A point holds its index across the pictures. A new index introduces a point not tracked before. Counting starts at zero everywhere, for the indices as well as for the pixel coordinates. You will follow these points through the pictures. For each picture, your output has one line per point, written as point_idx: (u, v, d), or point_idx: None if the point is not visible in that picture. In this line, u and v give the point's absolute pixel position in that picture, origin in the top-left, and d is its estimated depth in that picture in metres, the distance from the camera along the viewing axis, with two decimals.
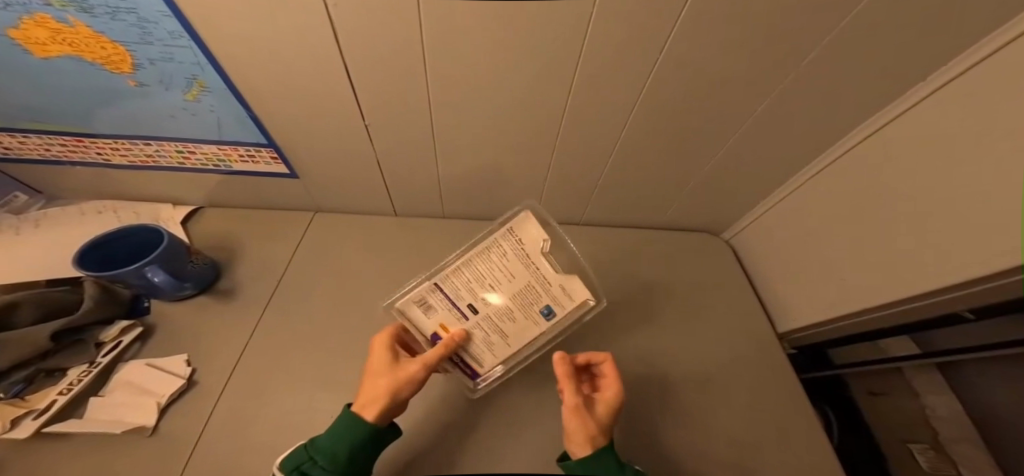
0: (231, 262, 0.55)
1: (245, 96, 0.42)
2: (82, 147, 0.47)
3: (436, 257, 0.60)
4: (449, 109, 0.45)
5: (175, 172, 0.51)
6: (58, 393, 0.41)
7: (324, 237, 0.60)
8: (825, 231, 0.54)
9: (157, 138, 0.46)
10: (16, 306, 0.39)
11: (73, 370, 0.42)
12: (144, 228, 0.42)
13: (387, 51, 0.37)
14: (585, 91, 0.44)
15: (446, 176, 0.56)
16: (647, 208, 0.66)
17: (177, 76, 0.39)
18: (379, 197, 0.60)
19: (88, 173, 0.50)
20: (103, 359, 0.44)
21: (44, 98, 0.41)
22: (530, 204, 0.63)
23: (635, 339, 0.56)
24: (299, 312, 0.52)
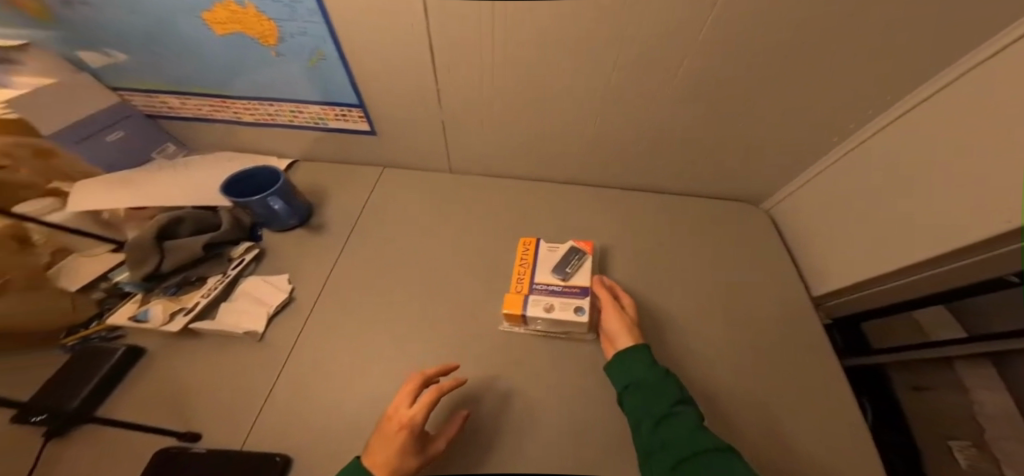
0: (316, 207, 0.66)
1: (350, 64, 0.50)
2: (223, 107, 0.59)
3: (484, 211, 0.67)
4: (499, 75, 0.51)
5: (286, 129, 0.62)
6: (200, 296, 0.53)
7: (389, 190, 0.69)
8: (866, 199, 0.53)
9: (277, 100, 0.57)
10: (179, 222, 0.52)
11: (211, 279, 0.55)
12: (267, 170, 0.53)
13: (450, 21, 0.44)
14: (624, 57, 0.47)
15: (495, 139, 0.63)
16: (684, 174, 0.68)
17: (305, 47, 0.49)
18: (439, 156, 0.68)
19: (223, 129, 0.62)
20: (231, 272, 0.56)
21: (207, 67, 0.53)
22: (572, 167, 0.68)
23: (663, 297, 0.60)
24: (370, 251, 0.62)
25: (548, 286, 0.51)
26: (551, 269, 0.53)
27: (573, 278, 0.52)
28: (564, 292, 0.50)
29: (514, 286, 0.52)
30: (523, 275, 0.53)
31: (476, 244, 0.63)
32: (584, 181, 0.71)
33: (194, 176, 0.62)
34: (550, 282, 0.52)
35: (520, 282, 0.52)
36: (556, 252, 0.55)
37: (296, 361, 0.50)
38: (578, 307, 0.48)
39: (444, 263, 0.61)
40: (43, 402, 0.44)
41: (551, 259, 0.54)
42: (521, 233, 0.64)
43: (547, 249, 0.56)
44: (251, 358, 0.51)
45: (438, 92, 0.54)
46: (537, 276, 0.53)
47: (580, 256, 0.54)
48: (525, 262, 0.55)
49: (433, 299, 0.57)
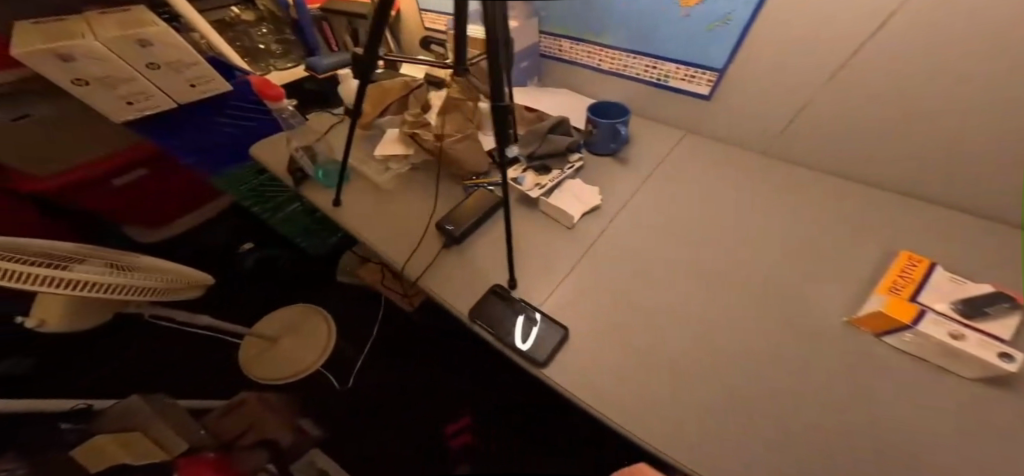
0: (629, 147, 0.73)
1: (748, 32, 0.57)
2: (596, 54, 0.76)
3: (780, 191, 0.62)
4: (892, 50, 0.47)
5: (629, 79, 0.75)
6: (549, 180, 0.64)
7: (696, 153, 0.70)
8: None
9: (641, 53, 0.70)
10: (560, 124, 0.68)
11: (555, 171, 0.65)
12: (615, 105, 0.68)
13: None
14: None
15: (839, 116, 0.57)
16: None
17: (717, 12, 0.57)
18: (759, 121, 0.65)
19: (580, 70, 0.81)
20: (568, 171, 0.66)
21: (611, 19, 0.69)
22: (921, 176, 0.56)
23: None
24: (672, 195, 0.64)
25: (947, 314, 0.40)
26: (955, 301, 0.41)
27: (989, 322, 0.39)
28: (988, 335, 0.38)
29: (888, 294, 0.44)
30: (903, 287, 0.44)
31: (788, 229, 0.58)
32: (933, 196, 0.57)
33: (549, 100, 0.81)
34: (949, 313, 0.40)
35: (897, 291, 0.44)
36: (964, 287, 0.43)
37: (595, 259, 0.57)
38: (1003, 353, 0.37)
39: (746, 230, 0.58)
40: (454, 217, 0.62)
41: (952, 290, 0.43)
42: (848, 237, 0.56)
43: (945, 279, 0.45)
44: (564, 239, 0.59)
45: (854, 58, 0.50)
46: (924, 295, 0.43)
47: (1011, 305, 0.40)
48: (907, 277, 0.46)
49: (735, 261, 0.54)
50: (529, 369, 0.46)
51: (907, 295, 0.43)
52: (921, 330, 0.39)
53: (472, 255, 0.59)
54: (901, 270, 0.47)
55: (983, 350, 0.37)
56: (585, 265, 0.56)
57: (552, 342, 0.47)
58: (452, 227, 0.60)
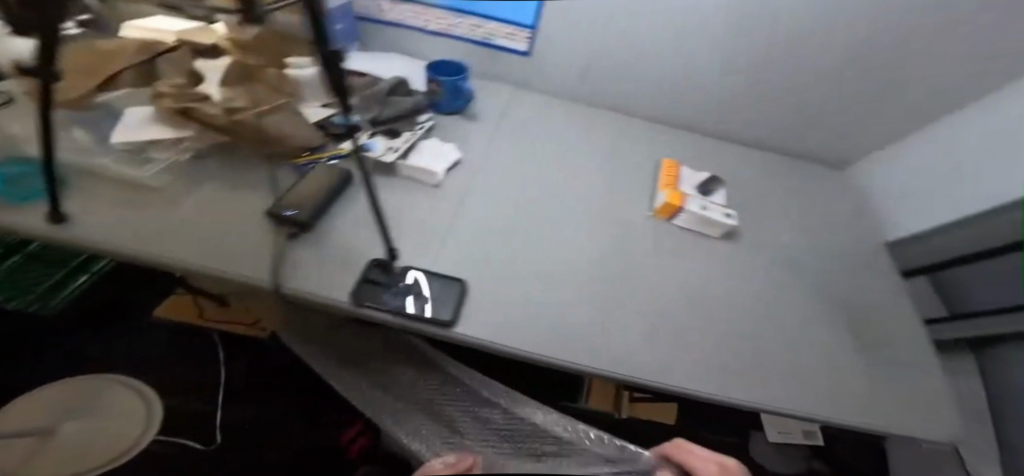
0: (473, 104, 0.74)
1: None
2: (414, 14, 0.70)
3: (595, 134, 0.75)
4: (646, 32, 0.66)
5: (458, 42, 0.73)
6: (402, 143, 0.60)
7: (533, 102, 0.77)
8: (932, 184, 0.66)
9: (460, 14, 0.69)
10: (398, 85, 0.65)
11: (407, 134, 0.62)
12: (453, 65, 0.68)
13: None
14: (730, 39, 0.65)
15: (623, 94, 0.77)
16: (773, 141, 0.80)
17: None
18: (575, 82, 0.77)
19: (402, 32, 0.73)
20: (419, 131, 0.63)
21: None
22: (669, 124, 0.80)
23: (746, 224, 0.64)
24: (518, 152, 0.68)
25: (693, 197, 0.61)
26: (694, 186, 0.64)
27: (711, 196, 0.63)
28: (709, 206, 0.61)
29: (669, 182, 0.63)
30: (673, 183, 0.64)
31: (604, 163, 0.70)
32: (683, 128, 0.80)
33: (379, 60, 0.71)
34: (688, 191, 0.63)
35: (672, 181, 0.64)
36: (693, 177, 0.66)
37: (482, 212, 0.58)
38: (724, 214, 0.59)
39: (602, 165, 0.69)
40: (301, 200, 0.50)
41: (691, 180, 0.65)
42: (653, 153, 0.73)
43: (693, 178, 0.65)
44: (428, 198, 0.58)
45: (611, 32, 0.68)
46: (683, 187, 0.63)
47: (713, 185, 0.64)
48: (672, 177, 0.64)
49: (569, 191, 0.64)
50: (440, 334, 0.42)
51: (675, 188, 0.63)
52: (688, 207, 0.59)
53: (319, 235, 0.51)
54: (668, 171, 0.66)
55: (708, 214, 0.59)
56: (475, 218, 0.58)
57: (454, 294, 0.46)
58: (291, 211, 0.49)
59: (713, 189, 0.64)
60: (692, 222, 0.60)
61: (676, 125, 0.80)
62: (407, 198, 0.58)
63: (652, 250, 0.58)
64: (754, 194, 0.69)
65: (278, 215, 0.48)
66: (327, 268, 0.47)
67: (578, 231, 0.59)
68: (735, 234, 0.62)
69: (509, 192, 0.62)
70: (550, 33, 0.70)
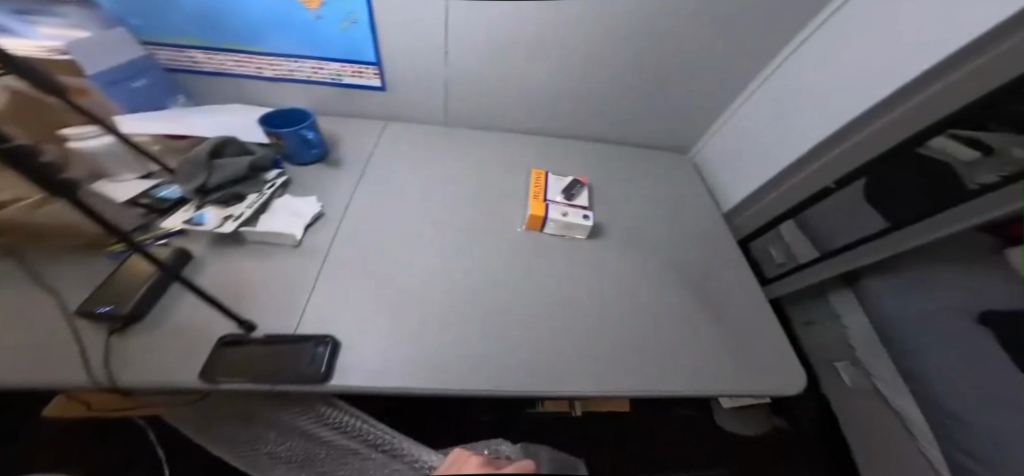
0: (332, 147, 0.71)
1: (377, 30, 0.63)
2: (250, 62, 0.67)
3: (469, 158, 0.76)
4: (487, 56, 0.68)
5: (305, 84, 0.71)
6: (244, 209, 0.56)
7: (397, 136, 0.76)
8: (755, 154, 0.73)
9: (298, 58, 0.67)
10: (224, 146, 0.60)
11: (250, 196, 0.58)
12: (296, 113, 0.64)
13: (444, 21, 0.62)
14: (566, 52, 0.68)
15: (490, 114, 0.79)
16: (641, 136, 0.85)
17: (340, 12, 0.60)
18: (440, 109, 0.77)
19: (243, 82, 0.70)
20: (266, 192, 0.60)
21: (235, 24, 0.62)
22: (542, 135, 0.83)
23: (615, 222, 0.68)
24: (387, 192, 0.67)
25: (558, 203, 0.64)
26: (560, 191, 0.67)
27: (577, 200, 0.66)
28: (572, 208, 0.64)
29: (536, 193, 0.66)
30: (540, 193, 0.66)
31: (479, 186, 0.71)
32: (555, 136, 0.84)
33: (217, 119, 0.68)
34: (556, 198, 0.66)
35: (539, 191, 0.66)
36: (560, 183, 0.69)
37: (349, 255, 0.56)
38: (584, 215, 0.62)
39: (466, 188, 0.70)
40: (118, 292, 0.46)
41: (557, 187, 0.68)
42: (522, 166, 0.76)
43: (558, 183, 0.69)
44: (282, 260, 0.55)
45: (454, 60, 0.69)
46: (549, 195, 0.66)
47: (579, 187, 0.68)
48: (539, 186, 0.67)
49: (441, 222, 0.64)
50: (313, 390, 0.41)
51: (543, 197, 0.65)
52: (550, 216, 0.61)
53: (149, 324, 0.46)
54: (535, 181, 0.69)
55: (572, 216, 0.62)
56: (342, 263, 0.55)
57: (313, 351, 0.43)
58: (106, 306, 0.44)
59: (579, 191, 0.68)
60: (559, 227, 0.63)
61: (549, 134, 0.84)
62: (261, 262, 0.54)
63: (527, 264, 0.59)
64: (616, 188, 0.75)
65: (91, 311, 0.44)
66: (153, 357, 0.42)
67: (448, 258, 0.59)
68: (603, 232, 0.66)
69: (376, 236, 0.60)
70: (396, 68, 0.69)
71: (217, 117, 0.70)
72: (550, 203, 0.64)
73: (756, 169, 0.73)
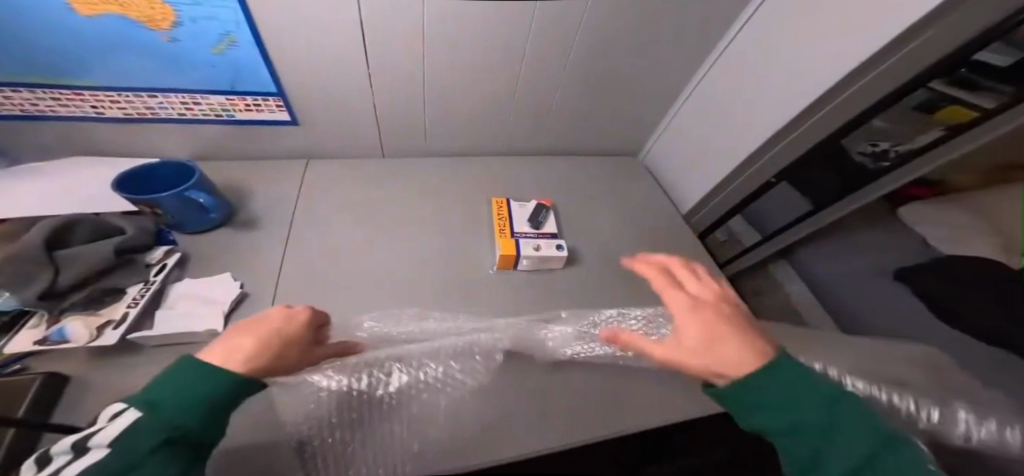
0: (239, 201, 0.56)
1: (270, 53, 0.50)
2: (77, 101, 0.48)
3: (417, 192, 0.67)
4: (421, 78, 0.59)
5: (177, 123, 0.55)
6: (126, 307, 0.39)
7: (322, 177, 0.64)
8: (705, 153, 0.75)
9: (161, 91, 0.50)
10: (73, 225, 0.40)
11: (132, 289, 0.41)
12: (170, 167, 0.46)
13: (364, 43, 0.51)
14: (511, 69, 0.61)
15: (431, 137, 0.70)
16: (593, 144, 0.82)
17: (210, 33, 0.45)
18: (371, 137, 0.66)
19: (81, 127, 0.51)
20: (155, 278, 0.43)
21: (42, 54, 0.43)
22: (491, 152, 0.77)
23: (586, 243, 0.65)
24: (324, 251, 0.55)
25: (528, 235, 0.59)
26: (527, 220, 0.62)
27: (545, 227, 0.62)
28: (543, 238, 0.59)
29: (501, 228, 0.60)
30: (506, 227, 0.60)
31: (435, 225, 0.63)
32: (505, 152, 0.78)
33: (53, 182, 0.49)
34: (524, 230, 0.60)
35: (505, 225, 0.60)
36: (524, 209, 0.64)
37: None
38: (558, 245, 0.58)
39: (419, 231, 0.61)
40: None
41: (522, 216, 0.63)
42: (476, 193, 0.69)
43: (522, 210, 0.63)
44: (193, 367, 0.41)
45: (381, 85, 0.58)
46: (517, 227, 0.60)
47: (546, 212, 0.63)
48: (504, 219, 0.61)
49: (398, 277, 0.55)
50: None
51: (510, 230, 0.59)
52: (522, 253, 0.55)
53: None
54: (498, 212, 0.63)
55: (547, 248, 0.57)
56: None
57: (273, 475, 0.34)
58: None
59: (546, 216, 0.63)
60: (534, 263, 0.57)
61: (498, 151, 0.77)
62: None
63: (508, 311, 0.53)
64: (577, 204, 0.71)
65: None
66: None
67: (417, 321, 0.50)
68: (577, 257, 0.62)
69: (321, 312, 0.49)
70: (308, 97, 0.57)
71: (43, 180, 0.50)
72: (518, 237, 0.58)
73: (705, 165, 0.76)
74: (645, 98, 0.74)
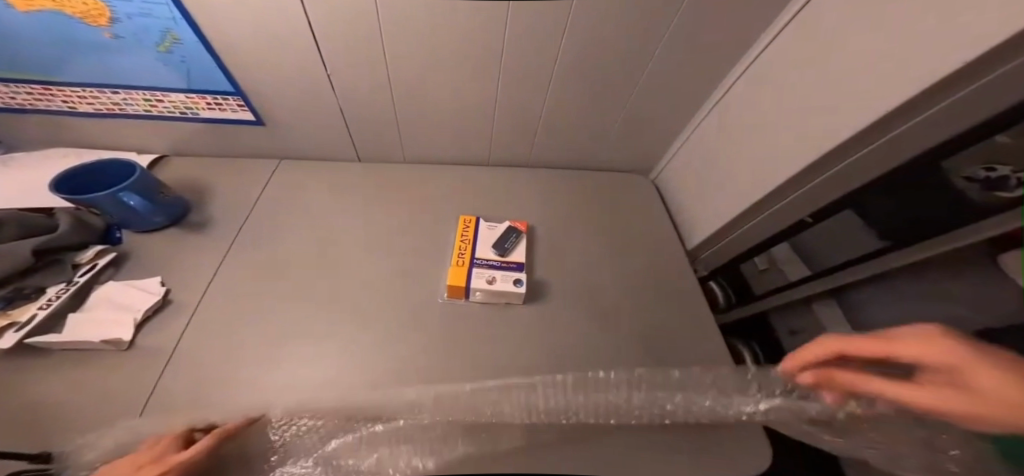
0: (199, 200, 0.56)
1: (216, 51, 0.46)
2: (47, 95, 0.49)
3: (386, 203, 0.62)
4: (388, 78, 0.53)
5: (145, 120, 0.54)
6: (38, 308, 0.39)
7: (289, 180, 0.61)
8: (726, 174, 0.61)
9: (122, 87, 0.50)
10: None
11: (51, 289, 0.41)
12: (115, 163, 0.45)
13: (319, 40, 0.47)
14: (491, 69, 0.54)
15: (408, 143, 0.65)
16: (596, 155, 0.71)
17: (151, 30, 0.43)
18: (343, 140, 0.62)
19: (57, 121, 0.52)
20: (79, 279, 0.42)
21: (6, 51, 0.44)
22: (476, 161, 0.69)
23: (563, 275, 0.56)
24: (271, 261, 0.52)
25: (488, 262, 0.52)
26: (491, 244, 0.54)
27: (511, 254, 0.54)
28: (505, 268, 0.52)
29: (459, 252, 0.53)
30: (465, 250, 0.53)
31: (395, 241, 0.58)
32: (492, 161, 0.70)
33: (24, 171, 0.51)
34: (487, 256, 0.53)
35: (465, 248, 0.54)
36: (493, 231, 0.56)
37: (206, 357, 0.42)
38: (516, 280, 0.50)
39: (375, 246, 0.57)
40: None
41: (488, 238, 0.55)
42: (447, 208, 0.63)
43: (489, 231, 0.56)
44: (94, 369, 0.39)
45: (346, 86, 0.53)
46: (478, 251, 0.53)
47: (517, 236, 0.55)
48: (467, 240, 0.55)
49: (339, 297, 0.51)
50: None
51: (469, 255, 0.53)
52: (472, 286, 0.49)
53: None
54: (461, 231, 0.56)
55: (504, 281, 0.50)
56: (194, 364, 0.42)
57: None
58: None
59: (515, 241, 0.55)
60: (488, 296, 0.51)
61: (484, 160, 0.70)
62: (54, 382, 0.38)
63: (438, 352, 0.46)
64: (562, 228, 0.62)
65: None
66: None
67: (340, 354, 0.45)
68: (546, 291, 0.53)
69: (248, 327, 0.46)
70: (271, 97, 0.54)
71: (18, 169, 0.51)
72: (476, 265, 0.52)
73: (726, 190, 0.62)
74: (660, 105, 0.62)
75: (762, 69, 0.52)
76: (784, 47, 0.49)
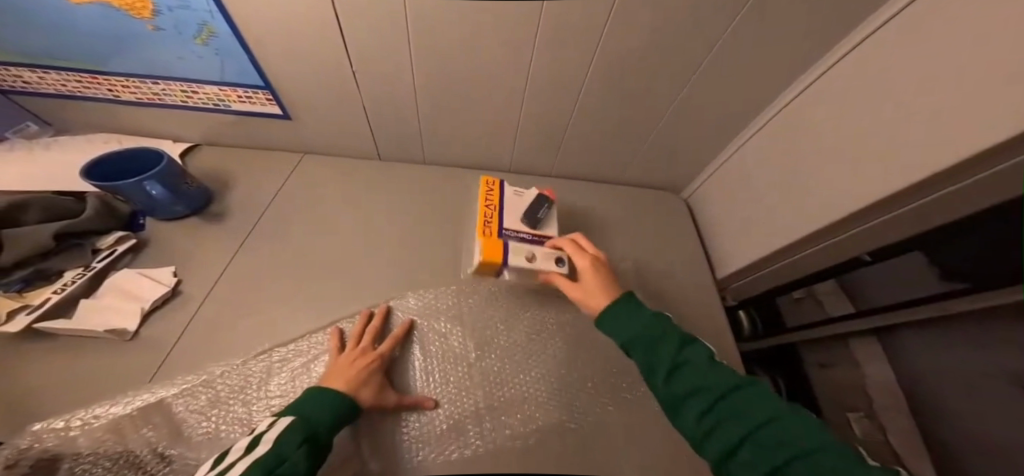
0: (223, 191, 0.57)
1: (248, 44, 0.46)
2: (94, 83, 0.51)
3: (402, 204, 0.61)
4: (413, 82, 0.52)
5: (181, 110, 0.56)
6: (52, 292, 0.41)
7: (310, 175, 0.61)
8: (767, 200, 0.56)
9: (161, 77, 0.51)
10: (24, 207, 0.42)
11: (69, 272, 0.43)
12: (142, 150, 0.45)
13: (345, 43, 0.46)
14: (518, 76, 0.51)
15: (429, 146, 0.63)
16: (624, 168, 0.68)
17: (189, 23, 0.43)
18: (365, 139, 0.62)
19: (100, 107, 0.55)
20: (96, 265, 0.45)
21: (59, 41, 0.45)
22: (497, 167, 0.67)
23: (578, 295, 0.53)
24: (284, 256, 0.52)
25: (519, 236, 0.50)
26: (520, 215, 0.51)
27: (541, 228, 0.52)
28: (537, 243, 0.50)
29: (486, 222, 0.50)
30: (492, 219, 0.50)
31: (407, 245, 0.56)
32: (514, 167, 0.68)
33: (69, 154, 0.54)
34: (516, 227, 0.51)
35: (492, 217, 0.50)
36: (520, 198, 0.53)
37: (209, 351, 0.43)
38: (557, 258, 0.47)
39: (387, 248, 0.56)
40: None
41: (514, 206, 0.53)
42: (463, 213, 0.61)
43: (515, 197, 0.53)
44: (106, 358, 0.41)
45: (372, 87, 0.53)
46: (507, 222, 0.51)
47: (547, 205, 0.53)
48: (491, 205, 0.51)
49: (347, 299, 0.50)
50: None
51: (497, 225, 0.50)
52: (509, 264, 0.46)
53: None
54: (485, 192, 0.53)
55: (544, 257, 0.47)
56: (201, 358, 0.42)
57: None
58: None
59: (542, 212, 0.52)
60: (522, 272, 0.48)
61: (506, 167, 0.68)
62: (72, 366, 0.39)
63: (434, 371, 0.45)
64: None
65: None
66: None
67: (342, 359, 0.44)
68: None
69: (254, 323, 0.46)
70: (297, 94, 0.53)
71: (64, 152, 0.54)
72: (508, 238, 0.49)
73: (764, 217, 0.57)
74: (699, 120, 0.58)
75: (821, 89, 0.47)
76: (853, 66, 0.43)
